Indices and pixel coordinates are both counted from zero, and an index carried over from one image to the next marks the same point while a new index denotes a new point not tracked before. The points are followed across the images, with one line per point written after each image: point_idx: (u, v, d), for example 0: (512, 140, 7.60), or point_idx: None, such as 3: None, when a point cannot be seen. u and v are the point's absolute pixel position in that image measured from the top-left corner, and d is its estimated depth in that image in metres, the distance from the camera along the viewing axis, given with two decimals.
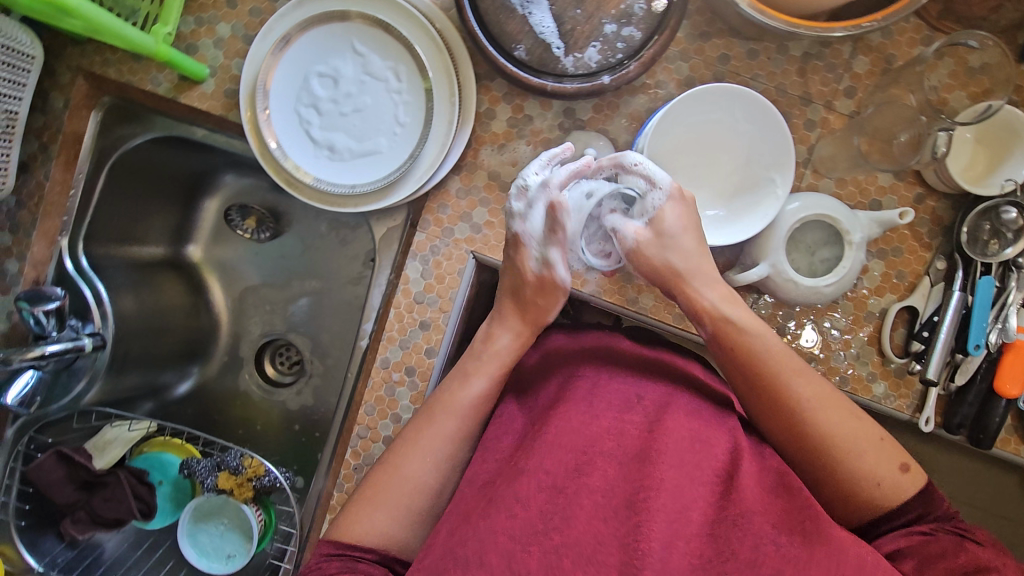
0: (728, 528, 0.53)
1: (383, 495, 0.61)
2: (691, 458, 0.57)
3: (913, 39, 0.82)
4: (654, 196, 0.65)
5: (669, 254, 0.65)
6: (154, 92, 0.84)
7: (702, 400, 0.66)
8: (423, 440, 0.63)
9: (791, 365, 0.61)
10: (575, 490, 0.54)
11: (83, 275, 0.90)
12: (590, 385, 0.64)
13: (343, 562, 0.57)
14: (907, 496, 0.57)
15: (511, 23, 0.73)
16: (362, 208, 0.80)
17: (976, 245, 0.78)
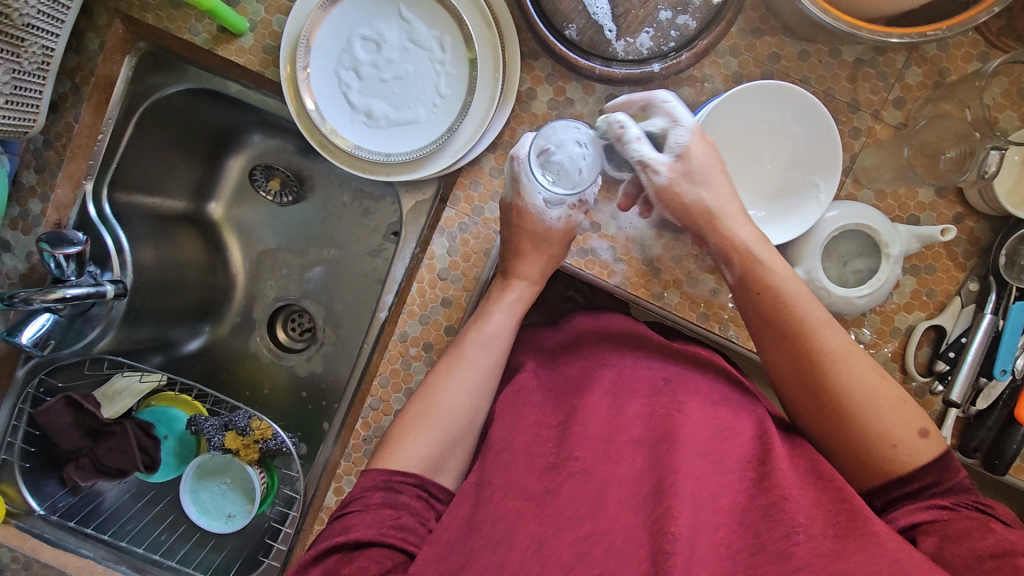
0: (758, 517, 0.51)
1: (420, 424, 0.61)
2: (719, 446, 0.55)
3: (969, 55, 0.80)
4: (682, 127, 0.64)
5: (700, 191, 0.63)
6: (191, 42, 0.82)
7: (731, 387, 0.64)
8: (455, 370, 0.65)
9: (815, 314, 0.58)
10: (604, 479, 0.53)
11: (105, 222, 0.89)
12: (614, 373, 0.63)
13: (388, 493, 0.56)
14: (926, 459, 0.54)
15: (565, 1, 0.72)
16: (394, 178, 0.78)
17: (1014, 269, 0.77)
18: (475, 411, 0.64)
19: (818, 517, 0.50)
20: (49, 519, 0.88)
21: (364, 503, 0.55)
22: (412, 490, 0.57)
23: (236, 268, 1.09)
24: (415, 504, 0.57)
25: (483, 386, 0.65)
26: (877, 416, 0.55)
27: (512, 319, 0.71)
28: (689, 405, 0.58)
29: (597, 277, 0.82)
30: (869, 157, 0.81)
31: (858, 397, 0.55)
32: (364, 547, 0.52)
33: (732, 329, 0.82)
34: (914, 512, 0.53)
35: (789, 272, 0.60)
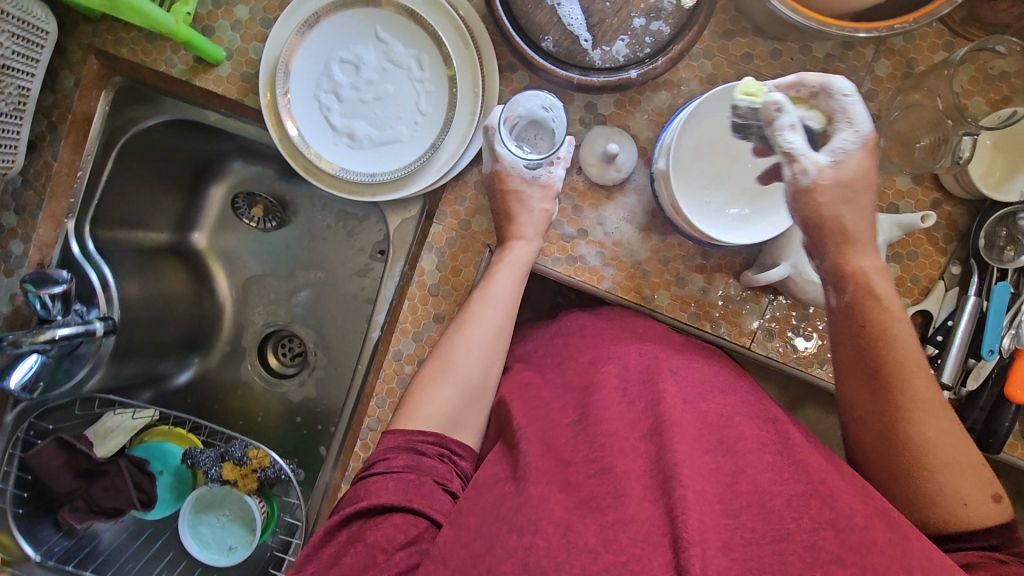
0: (783, 501, 0.49)
1: (436, 383, 0.62)
2: (732, 433, 0.55)
3: (935, 44, 0.83)
4: (851, 124, 0.58)
5: (845, 207, 0.58)
6: (168, 74, 0.82)
7: (738, 381, 0.63)
8: (465, 329, 0.66)
9: (917, 365, 0.56)
10: (624, 471, 0.52)
11: (89, 260, 0.88)
12: (621, 367, 0.62)
13: (409, 456, 0.57)
14: (992, 524, 0.54)
15: (539, 14, 0.73)
16: (380, 198, 0.78)
17: (993, 251, 0.79)
18: (486, 365, 0.65)
19: (844, 499, 0.49)
20: (45, 565, 0.87)
21: (387, 463, 0.55)
22: (433, 451, 0.58)
23: (224, 296, 1.09)
24: (437, 466, 0.57)
25: (493, 345, 0.66)
26: (949, 470, 0.54)
27: (518, 277, 0.71)
28: (697, 398, 0.58)
29: (588, 284, 0.83)
30: None
31: (932, 449, 0.54)
32: (387, 513, 0.52)
33: (723, 326, 0.83)
34: (962, 556, 0.53)
35: (904, 317, 0.57)
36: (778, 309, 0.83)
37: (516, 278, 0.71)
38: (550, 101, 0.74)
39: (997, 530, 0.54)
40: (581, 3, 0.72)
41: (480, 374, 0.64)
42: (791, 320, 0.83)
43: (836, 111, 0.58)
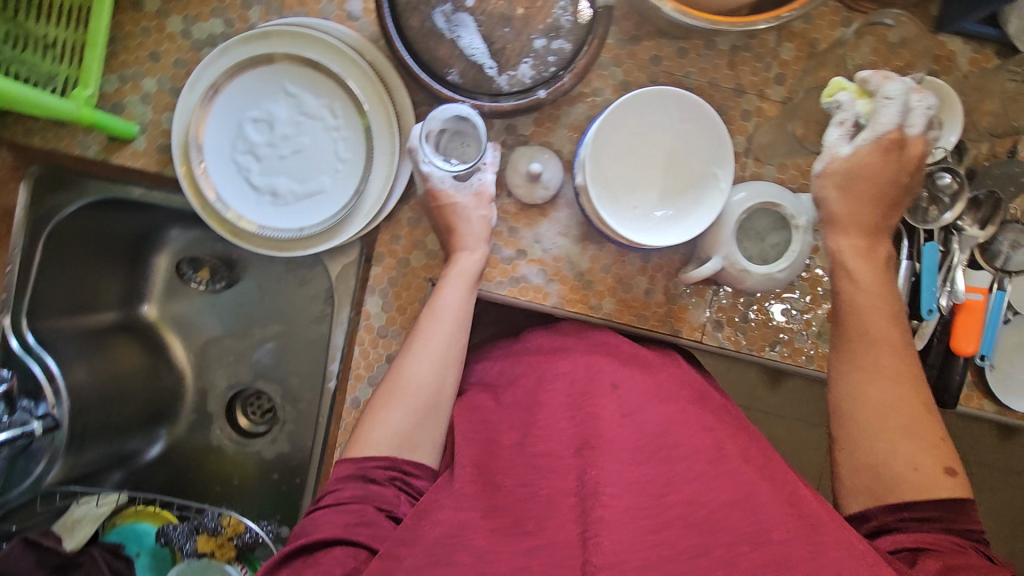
0: (707, 514, 0.50)
1: (389, 403, 0.62)
2: (667, 445, 0.55)
3: (833, 22, 0.84)
4: (883, 123, 0.61)
5: (834, 194, 0.64)
6: (83, 155, 0.82)
7: (685, 388, 0.64)
8: (415, 347, 0.65)
9: (892, 342, 0.62)
10: (552, 491, 0.54)
11: (32, 353, 0.87)
12: (567, 383, 0.62)
13: (358, 484, 0.58)
14: (942, 495, 0.56)
15: (441, 48, 0.73)
16: (313, 250, 0.78)
17: (917, 213, 0.80)
18: (438, 381, 0.64)
19: (766, 506, 0.50)
20: None
21: (335, 496, 0.57)
22: (385, 475, 0.59)
23: (182, 364, 1.07)
24: (386, 491, 0.59)
25: (445, 358, 0.65)
26: (902, 435, 0.58)
27: (467, 294, 0.70)
28: (638, 409, 0.58)
29: (534, 303, 0.84)
30: (765, 135, 0.85)
31: (890, 416, 0.59)
32: (332, 546, 0.54)
33: (674, 324, 0.85)
34: (917, 537, 0.55)
35: (878, 294, 0.63)
36: (723, 298, 0.84)
37: (463, 295, 0.70)
38: (467, 111, 0.72)
39: (949, 504, 0.56)
40: (480, 33, 0.73)
41: (434, 391, 0.63)
42: (738, 307, 0.84)
43: (874, 111, 0.61)
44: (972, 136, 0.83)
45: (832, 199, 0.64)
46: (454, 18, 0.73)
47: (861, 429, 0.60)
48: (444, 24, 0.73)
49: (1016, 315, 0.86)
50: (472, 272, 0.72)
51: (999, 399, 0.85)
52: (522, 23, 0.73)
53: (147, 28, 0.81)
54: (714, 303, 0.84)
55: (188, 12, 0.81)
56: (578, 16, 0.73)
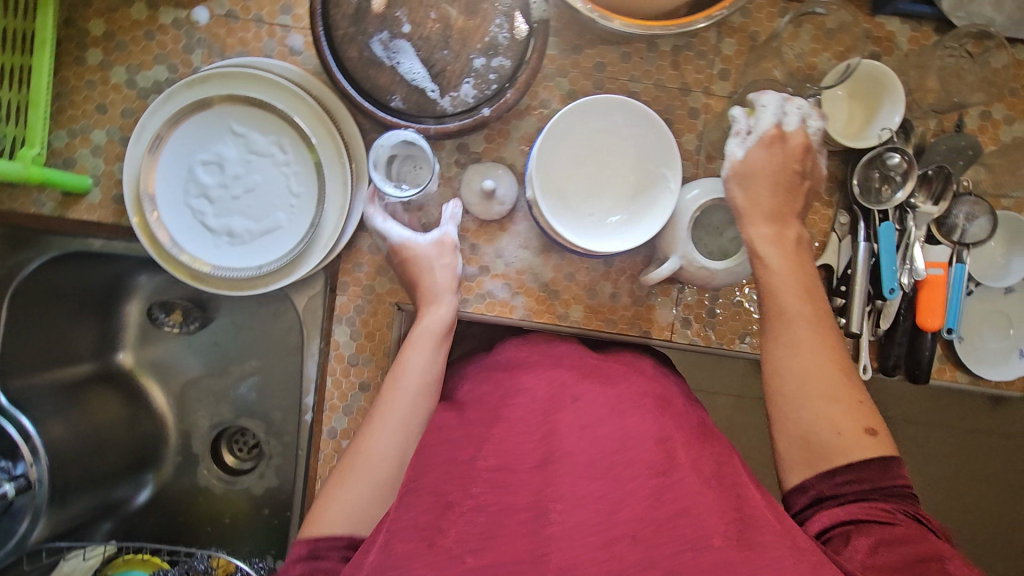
0: (654, 528, 0.50)
1: (350, 479, 0.61)
2: (620, 458, 0.55)
3: (770, 14, 0.85)
4: (763, 127, 0.68)
5: (739, 189, 0.69)
6: (38, 212, 0.85)
7: (649, 394, 0.64)
8: (376, 419, 0.64)
9: (811, 315, 0.63)
10: (504, 506, 0.54)
11: (6, 413, 0.87)
12: (527, 399, 0.63)
13: (306, 563, 0.56)
14: (865, 456, 0.56)
15: (381, 76, 0.74)
16: (275, 286, 0.78)
17: (870, 195, 0.82)
18: (401, 452, 0.63)
19: (713, 518, 0.50)
20: None
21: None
22: (337, 552, 0.57)
23: (163, 408, 1.07)
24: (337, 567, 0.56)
25: (408, 426, 0.64)
26: (824, 403, 0.58)
27: (430, 356, 0.69)
28: (596, 421, 0.58)
29: (500, 317, 0.84)
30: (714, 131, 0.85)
31: (811, 383, 0.59)
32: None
33: (642, 326, 0.85)
34: (846, 513, 0.55)
35: (791, 274, 0.65)
36: (688, 296, 0.85)
37: (428, 361, 0.69)
38: (412, 136, 0.74)
39: (872, 464, 0.56)
40: (419, 58, 0.74)
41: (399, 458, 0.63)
42: (704, 303, 0.85)
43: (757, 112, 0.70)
44: (917, 113, 0.83)
45: (735, 189, 0.69)
46: (392, 45, 0.73)
47: (787, 405, 0.60)
48: (383, 52, 0.74)
49: (978, 286, 0.87)
50: (439, 329, 0.71)
51: (971, 370, 0.86)
52: (460, 44, 0.74)
53: (92, 81, 0.81)
54: (680, 301, 0.85)
55: (131, 62, 0.82)
56: (514, 32, 0.74)
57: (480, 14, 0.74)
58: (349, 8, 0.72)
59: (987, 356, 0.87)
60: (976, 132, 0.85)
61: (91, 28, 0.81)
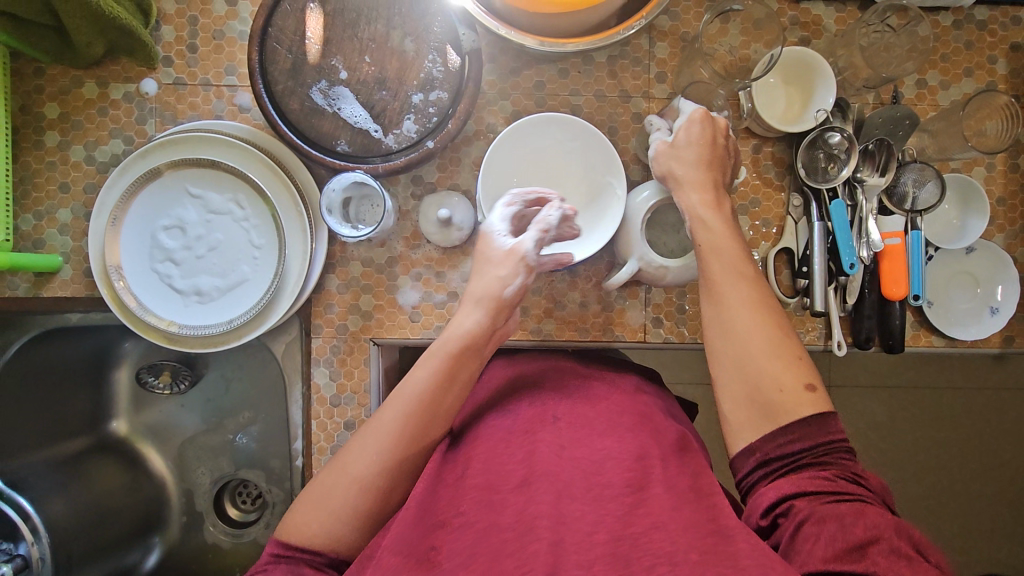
0: (631, 546, 0.49)
1: (328, 503, 0.57)
2: (598, 478, 0.55)
3: (698, 14, 0.87)
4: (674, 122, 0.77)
5: (672, 162, 0.72)
6: (13, 295, 0.85)
7: (623, 409, 0.66)
8: (369, 434, 0.60)
9: (748, 276, 0.66)
10: (487, 525, 0.53)
11: (3, 496, 0.89)
12: (508, 424, 0.64)
13: (289, 565, 0.55)
14: (805, 411, 0.57)
15: (325, 123, 0.76)
16: (247, 338, 0.80)
17: (817, 174, 0.83)
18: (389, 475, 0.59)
19: (687, 535, 0.49)
20: None
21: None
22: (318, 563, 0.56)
23: (161, 470, 1.08)
24: None
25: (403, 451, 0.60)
26: (766, 361, 0.60)
27: (443, 372, 0.63)
28: (575, 443, 0.59)
29: None
30: None
31: (750, 337, 0.61)
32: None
33: (615, 330, 0.86)
34: (788, 491, 0.55)
35: (727, 237, 0.68)
36: (656, 295, 0.86)
37: (444, 377, 0.63)
38: (361, 175, 0.77)
39: (811, 418, 0.57)
40: (359, 101, 0.76)
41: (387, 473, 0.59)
42: (673, 301, 0.86)
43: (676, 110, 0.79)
44: (851, 91, 0.86)
45: (670, 161, 0.72)
46: (332, 93, 0.76)
47: (727, 362, 0.61)
48: (323, 100, 0.76)
49: (938, 251, 0.88)
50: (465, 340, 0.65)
51: (945, 332, 0.86)
52: (397, 83, 0.76)
53: (53, 162, 0.84)
54: (648, 301, 0.86)
55: (88, 139, 0.84)
56: (447, 65, 0.76)
57: (412, 52, 0.76)
58: (286, 63, 0.75)
59: (958, 317, 0.87)
60: (914, 101, 0.87)
61: (46, 112, 0.84)
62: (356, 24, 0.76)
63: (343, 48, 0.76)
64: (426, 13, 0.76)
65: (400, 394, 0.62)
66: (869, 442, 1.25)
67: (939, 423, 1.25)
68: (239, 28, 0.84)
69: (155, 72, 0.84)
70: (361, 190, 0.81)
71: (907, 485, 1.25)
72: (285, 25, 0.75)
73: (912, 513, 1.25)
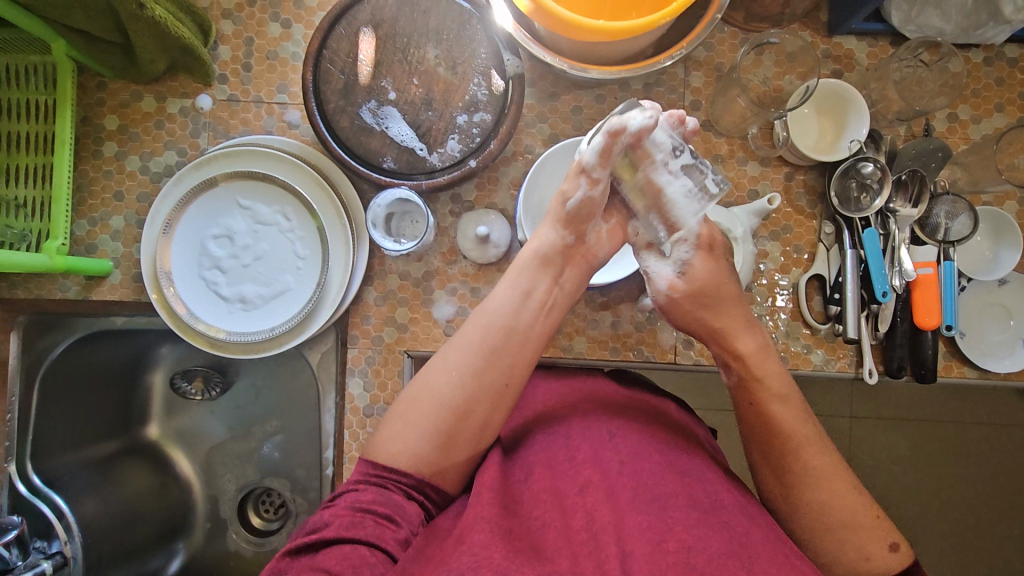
0: (705, 560, 0.51)
1: (412, 411, 0.62)
2: (660, 492, 0.58)
3: (733, 45, 0.89)
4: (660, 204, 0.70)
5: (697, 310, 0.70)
6: (64, 297, 0.88)
7: (660, 430, 0.67)
8: (449, 353, 0.65)
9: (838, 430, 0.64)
10: (563, 525, 0.55)
11: (38, 494, 0.91)
12: (566, 433, 0.65)
13: (378, 490, 0.59)
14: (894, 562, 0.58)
15: (373, 141, 0.79)
16: (287, 346, 0.82)
17: (849, 204, 0.84)
18: (467, 393, 0.62)
19: (760, 561, 0.52)
20: None
21: (357, 493, 0.58)
22: (404, 490, 0.60)
23: (189, 475, 1.09)
24: (405, 506, 0.59)
25: (480, 371, 0.63)
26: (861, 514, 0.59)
27: (518, 286, 0.67)
28: (633, 456, 0.61)
29: None
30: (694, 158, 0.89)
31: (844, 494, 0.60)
32: (354, 543, 0.54)
33: (646, 351, 0.87)
34: None
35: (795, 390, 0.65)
36: None
37: (523, 286, 0.67)
38: (405, 192, 0.80)
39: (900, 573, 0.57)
40: (406, 121, 0.79)
41: (454, 417, 0.62)
42: None
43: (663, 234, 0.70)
44: (884, 123, 0.87)
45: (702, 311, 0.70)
46: (380, 112, 0.79)
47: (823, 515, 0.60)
48: (372, 119, 0.79)
49: (971, 281, 0.88)
50: (544, 249, 0.69)
51: (978, 364, 0.86)
52: (443, 104, 0.79)
53: (109, 171, 0.88)
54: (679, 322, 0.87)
55: (144, 150, 0.88)
56: (491, 89, 0.79)
57: (459, 75, 0.79)
58: (339, 83, 0.78)
59: (991, 349, 0.87)
60: (946, 134, 0.88)
61: (105, 123, 0.88)
62: (406, 48, 0.79)
63: (393, 70, 0.79)
64: (473, 41, 0.79)
65: (488, 304, 0.67)
66: (894, 476, 1.23)
67: (967, 460, 1.23)
68: (291, 49, 0.88)
69: (210, 88, 0.88)
70: (401, 207, 0.84)
71: (933, 521, 1.23)
72: (338, 47, 0.78)
73: (938, 551, 1.23)
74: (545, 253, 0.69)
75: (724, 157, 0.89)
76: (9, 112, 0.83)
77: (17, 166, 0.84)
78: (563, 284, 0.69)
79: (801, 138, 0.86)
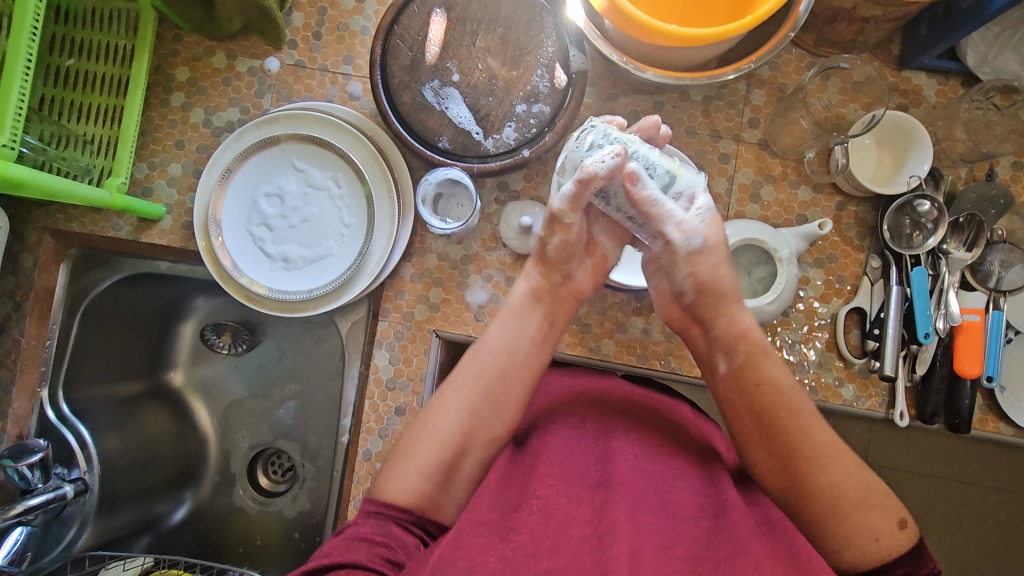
0: (712, 567, 0.51)
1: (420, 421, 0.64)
2: (669, 499, 0.58)
3: (799, 67, 0.88)
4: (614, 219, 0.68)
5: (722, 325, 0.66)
6: (116, 236, 0.92)
7: (679, 437, 0.67)
8: (447, 376, 0.66)
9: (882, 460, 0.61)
10: (564, 522, 0.55)
11: (66, 422, 0.95)
12: (578, 428, 0.66)
13: (376, 519, 0.58)
14: None
15: (431, 120, 0.81)
16: (321, 309, 0.84)
17: (901, 240, 0.83)
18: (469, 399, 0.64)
19: (770, 560, 0.51)
20: None
21: (355, 526, 0.58)
22: (404, 521, 0.59)
23: (205, 426, 1.11)
24: (405, 534, 0.58)
25: (473, 387, 0.64)
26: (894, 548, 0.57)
27: (506, 321, 0.68)
28: (644, 459, 0.61)
29: None
30: (746, 175, 0.88)
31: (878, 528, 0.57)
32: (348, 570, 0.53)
33: (673, 362, 0.87)
34: None
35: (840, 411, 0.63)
36: None
37: (510, 317, 0.68)
38: (457, 172, 0.81)
39: None
40: (466, 103, 0.80)
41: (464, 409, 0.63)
42: None
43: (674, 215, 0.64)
44: (946, 162, 0.86)
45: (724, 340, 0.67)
46: (442, 92, 0.80)
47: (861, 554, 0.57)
48: (434, 98, 0.80)
49: (1018, 334, 0.86)
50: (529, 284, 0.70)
51: (1015, 421, 0.84)
52: (504, 91, 0.80)
53: (174, 121, 0.91)
54: None
55: (209, 104, 0.91)
56: (554, 82, 0.80)
57: (524, 65, 0.80)
58: (406, 60, 0.80)
59: None
60: (1010, 181, 0.86)
61: (177, 74, 0.91)
62: (474, 33, 0.80)
63: (460, 53, 0.80)
64: (541, 31, 0.80)
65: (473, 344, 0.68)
66: None
67: None
68: (362, 23, 0.90)
69: (280, 52, 0.90)
70: (444, 189, 0.86)
71: None
72: (410, 25, 0.80)
73: None
74: (529, 277, 0.69)
75: (776, 178, 0.88)
76: (88, 52, 0.86)
77: (90, 104, 0.87)
78: (550, 312, 0.70)
79: (861, 163, 0.86)
